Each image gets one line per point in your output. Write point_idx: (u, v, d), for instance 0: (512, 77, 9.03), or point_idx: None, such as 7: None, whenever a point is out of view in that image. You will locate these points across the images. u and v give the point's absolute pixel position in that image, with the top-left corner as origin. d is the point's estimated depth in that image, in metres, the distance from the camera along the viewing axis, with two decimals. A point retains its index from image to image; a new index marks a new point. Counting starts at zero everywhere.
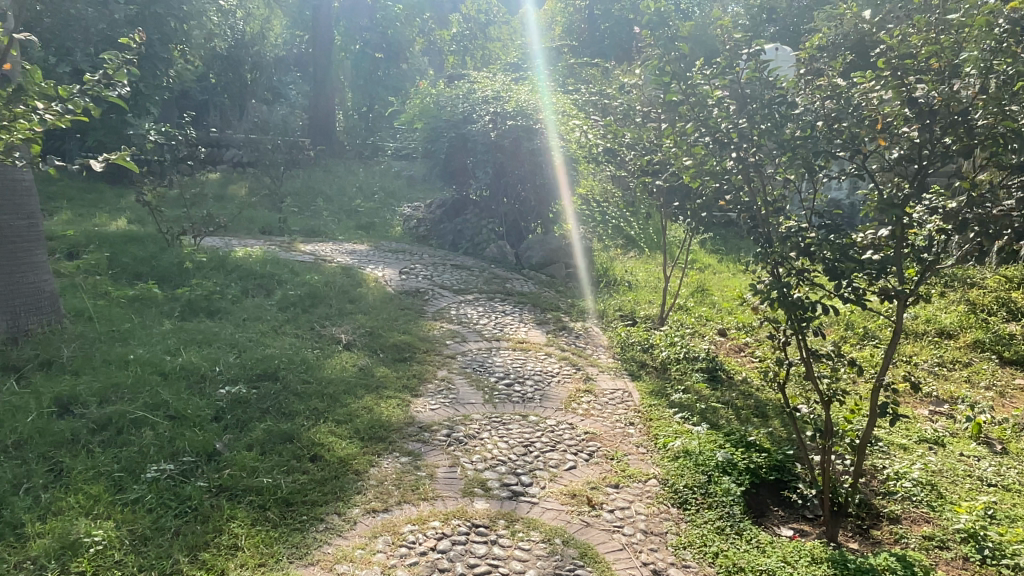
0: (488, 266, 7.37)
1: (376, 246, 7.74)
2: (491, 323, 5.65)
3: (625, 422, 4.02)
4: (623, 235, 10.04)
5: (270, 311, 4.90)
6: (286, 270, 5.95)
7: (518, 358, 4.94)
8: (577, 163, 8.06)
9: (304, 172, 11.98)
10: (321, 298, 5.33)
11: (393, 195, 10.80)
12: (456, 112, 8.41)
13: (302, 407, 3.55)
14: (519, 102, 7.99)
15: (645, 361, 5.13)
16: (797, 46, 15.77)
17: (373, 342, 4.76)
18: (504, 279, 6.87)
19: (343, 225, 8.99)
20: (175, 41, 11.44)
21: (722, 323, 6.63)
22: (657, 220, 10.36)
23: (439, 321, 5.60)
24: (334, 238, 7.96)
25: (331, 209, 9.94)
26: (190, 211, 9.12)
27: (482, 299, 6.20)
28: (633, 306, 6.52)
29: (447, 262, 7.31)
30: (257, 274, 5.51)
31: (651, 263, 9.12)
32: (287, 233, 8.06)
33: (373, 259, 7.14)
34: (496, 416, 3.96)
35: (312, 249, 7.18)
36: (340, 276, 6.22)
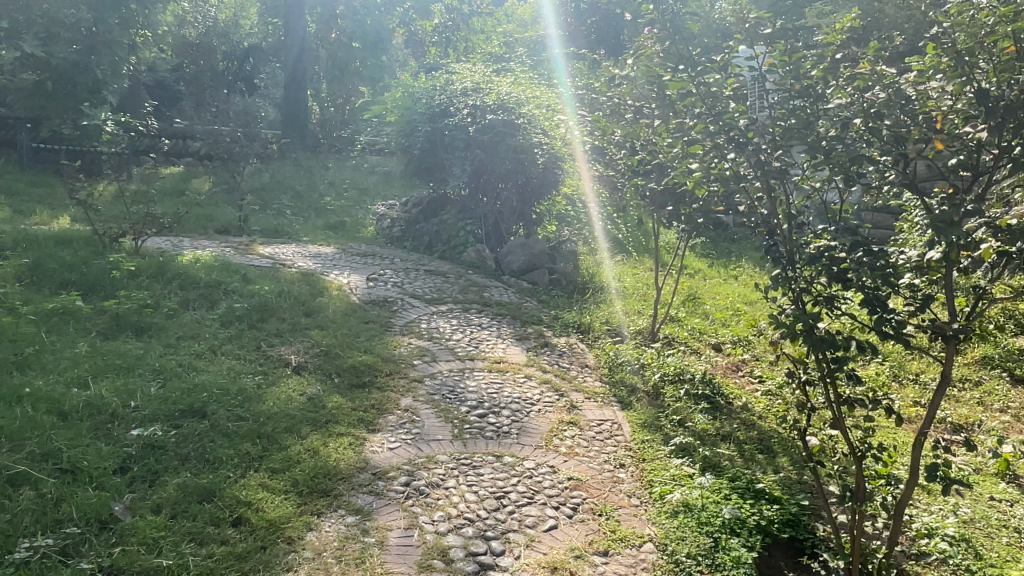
0: (465, 272, 6.80)
1: (344, 249, 7.14)
2: (465, 339, 5.08)
3: (615, 464, 3.49)
4: (610, 238, 9.53)
5: (210, 328, 4.30)
6: (237, 277, 5.34)
7: (493, 382, 4.39)
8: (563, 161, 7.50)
9: (274, 167, 11.34)
10: (272, 312, 4.74)
11: (367, 193, 10.19)
12: (432, 105, 7.81)
13: (230, 453, 2.98)
14: (499, 95, 7.40)
15: (636, 386, 4.60)
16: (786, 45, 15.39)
17: (328, 364, 4.17)
18: (481, 288, 6.29)
19: (311, 225, 8.38)
20: (134, 26, 10.72)
21: (716, 338, 6.12)
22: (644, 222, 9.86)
23: (406, 337, 5.02)
24: (298, 240, 7.36)
25: (300, 207, 9.32)
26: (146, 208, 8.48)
27: (456, 310, 5.63)
28: (620, 318, 5.99)
29: (419, 268, 6.74)
30: (201, 284, 4.90)
31: (638, 269, 8.60)
32: (248, 233, 7.45)
33: (339, 264, 6.55)
34: (465, 458, 3.41)
35: (272, 252, 6.57)
36: (299, 284, 5.63)
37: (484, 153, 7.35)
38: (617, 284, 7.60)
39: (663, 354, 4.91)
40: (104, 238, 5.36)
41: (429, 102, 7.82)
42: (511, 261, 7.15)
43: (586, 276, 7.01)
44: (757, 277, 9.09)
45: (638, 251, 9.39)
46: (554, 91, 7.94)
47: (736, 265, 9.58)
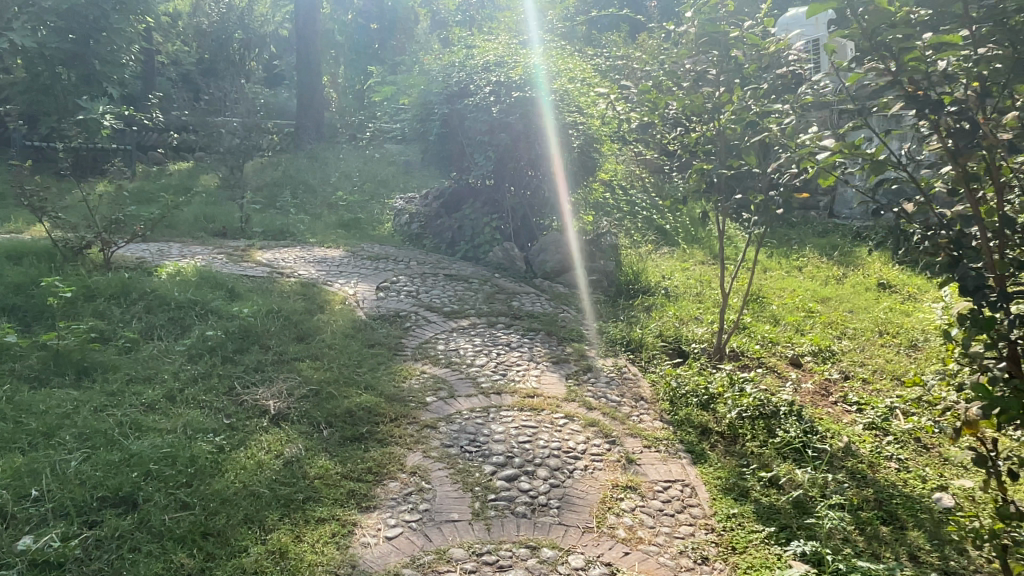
0: (490, 275, 5.90)
1: (354, 251, 6.28)
2: (491, 365, 4.16)
3: (691, 559, 2.57)
4: (653, 229, 8.58)
5: (173, 365, 3.45)
6: (220, 292, 4.50)
7: (526, 425, 3.48)
8: (601, 143, 6.53)
9: (286, 160, 10.57)
10: (255, 339, 3.86)
11: (384, 186, 9.33)
12: (449, 83, 6.79)
13: (155, 569, 2.15)
14: (527, 68, 6.40)
15: (706, 426, 3.64)
16: (833, 13, 14.23)
17: (315, 411, 3.27)
18: (511, 296, 5.36)
19: (321, 224, 7.55)
20: (133, 11, 10.00)
21: (790, 352, 5.13)
22: (691, 210, 8.86)
23: (419, 364, 4.11)
24: (303, 241, 6.53)
25: (311, 204, 8.51)
26: (142, 208, 7.76)
27: (481, 327, 4.70)
28: (675, 328, 5.02)
29: (439, 272, 5.85)
30: (173, 305, 4.06)
31: (687, 266, 7.60)
32: (247, 236, 6.64)
33: (345, 270, 5.69)
34: (489, 552, 2.50)
35: (269, 258, 5.72)
36: (295, 297, 4.78)
37: (509, 136, 6.34)
38: (666, 285, 6.65)
39: (738, 381, 3.92)
40: (65, 249, 4.58)
41: (446, 81, 6.82)
42: (544, 261, 6.21)
43: (632, 275, 6.04)
44: (823, 269, 8.04)
45: (687, 242, 8.42)
46: (585, 63, 6.96)
47: (798, 257, 8.54)
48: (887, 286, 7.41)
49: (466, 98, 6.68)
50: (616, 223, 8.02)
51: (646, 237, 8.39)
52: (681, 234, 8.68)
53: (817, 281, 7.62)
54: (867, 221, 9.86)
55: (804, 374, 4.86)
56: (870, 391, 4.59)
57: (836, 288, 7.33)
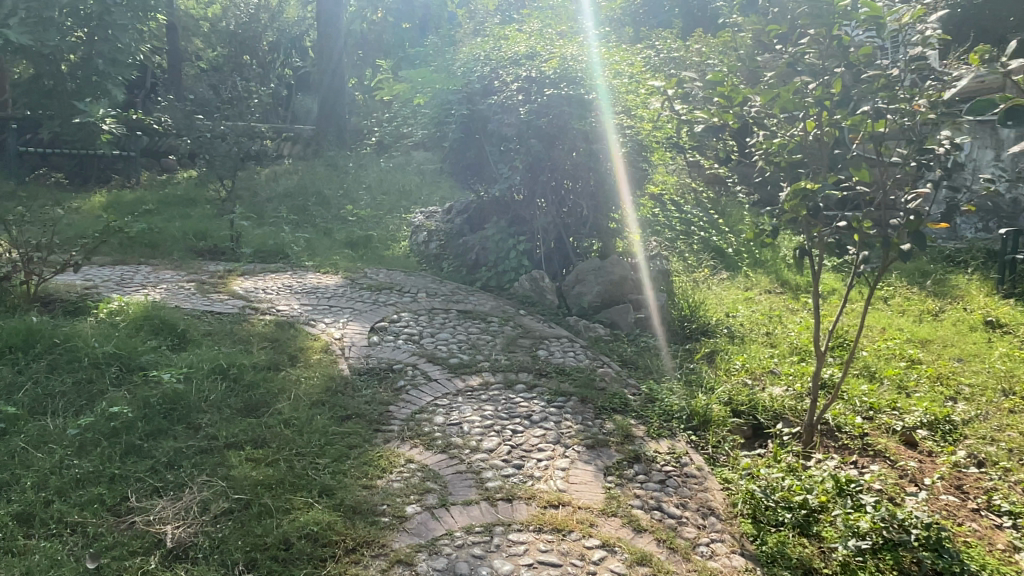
0: (515, 312, 4.83)
1: (354, 278, 5.27)
2: (503, 450, 3.07)
3: None
4: (709, 251, 7.41)
5: (47, 462, 2.45)
6: (163, 341, 3.53)
7: (545, 560, 2.39)
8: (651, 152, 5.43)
9: (302, 169, 9.71)
10: (183, 417, 2.86)
11: (404, 198, 8.36)
12: (469, 79, 5.67)
13: None
14: (563, 60, 5.28)
15: (810, 566, 2.49)
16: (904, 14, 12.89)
17: (233, 543, 2.24)
18: (536, 343, 4.26)
19: (326, 243, 6.59)
20: (143, 6, 9.26)
21: (899, 426, 3.93)
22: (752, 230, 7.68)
23: (406, 448, 3.05)
24: (297, 264, 5.57)
25: (320, 220, 7.58)
26: (131, 221, 6.94)
27: (495, 389, 3.62)
28: (751, 392, 3.90)
29: (451, 306, 4.81)
30: (85, 363, 3.09)
31: (752, 299, 6.41)
32: (236, 257, 5.72)
33: (337, 303, 4.68)
34: None
35: (246, 289, 4.74)
36: (263, 345, 3.79)
37: (540, 143, 5.22)
38: (729, 325, 5.50)
39: (850, 490, 2.75)
40: None
41: (466, 75, 5.69)
42: (583, 293, 5.12)
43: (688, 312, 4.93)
44: (914, 302, 6.76)
45: (749, 267, 7.23)
46: (631, 53, 5.81)
47: (882, 285, 7.26)
48: (998, 326, 6.10)
49: (490, 96, 5.57)
50: (667, 245, 6.88)
51: (701, 260, 7.21)
52: (741, 257, 7.48)
53: (909, 318, 6.35)
54: (958, 242, 8.50)
55: (925, 462, 3.63)
56: (1021, 489, 3.35)
57: (934, 328, 6.05)
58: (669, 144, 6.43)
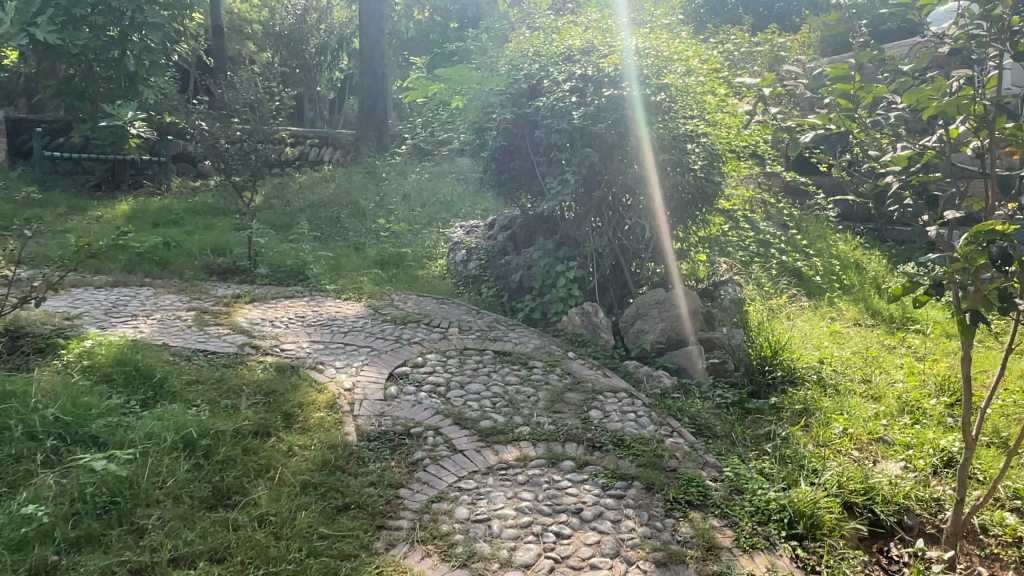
0: (563, 353, 4.05)
1: (377, 306, 4.57)
2: (544, 568, 2.29)
3: None
4: (786, 275, 6.52)
5: None
6: (127, 400, 2.90)
7: None
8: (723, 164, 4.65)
9: (339, 176, 9.13)
10: (122, 517, 2.21)
11: (444, 210, 7.68)
12: (515, 77, 4.82)
13: None
14: (628, 53, 4.44)
15: None
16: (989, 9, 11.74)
17: None
18: (589, 400, 3.46)
19: (354, 261, 5.94)
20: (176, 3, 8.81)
21: None
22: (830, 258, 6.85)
23: (416, 558, 2.30)
24: (316, 288, 4.92)
25: (352, 234, 6.98)
26: (150, 233, 6.44)
27: (535, 468, 2.85)
28: (868, 474, 3.08)
29: (487, 345, 4.06)
30: (18, 436, 2.49)
31: (841, 337, 5.49)
32: (251, 278, 5.11)
33: (354, 337, 3.98)
34: None
35: (250, 320, 4.08)
36: (253, 399, 3.10)
37: (597, 153, 4.40)
38: (819, 371, 4.61)
39: None
40: None
41: (511, 74, 4.87)
42: (645, 333, 4.32)
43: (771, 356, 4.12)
44: None
45: (832, 296, 6.32)
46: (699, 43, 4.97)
47: None
48: None
49: (538, 97, 4.72)
50: (739, 268, 6.01)
51: (777, 286, 6.30)
52: (823, 282, 6.54)
53: None
54: None
55: None
56: None
57: None
58: (746, 153, 5.55)
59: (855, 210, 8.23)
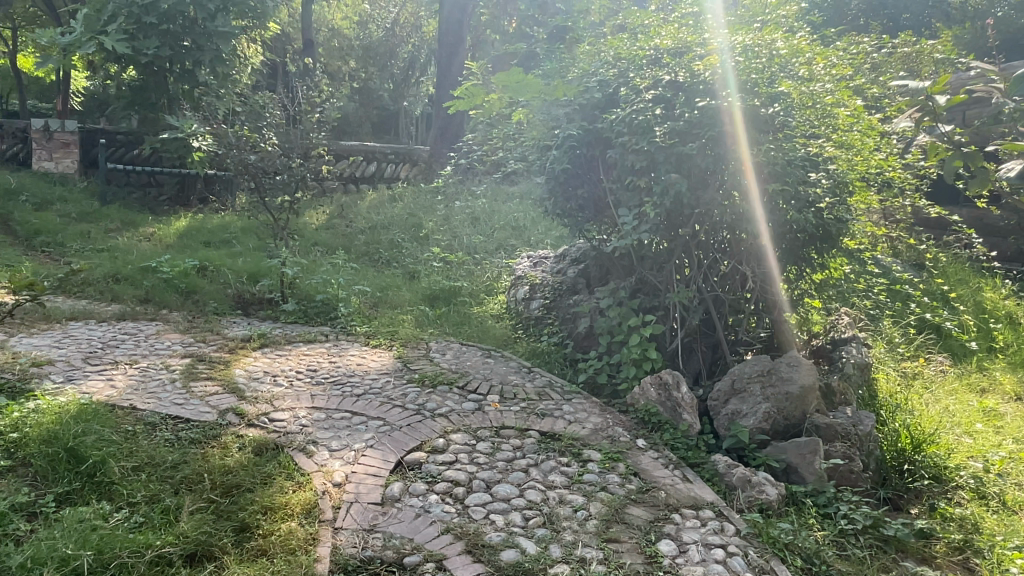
0: (631, 442, 3.10)
1: (407, 359, 3.78)
2: None
3: None
4: (923, 332, 5.28)
5: None
6: (33, 502, 2.23)
7: None
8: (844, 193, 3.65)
9: (407, 194, 8.53)
10: None
11: (514, 235, 6.88)
12: (587, 84, 3.84)
13: None
14: (733, 52, 3.45)
15: None
16: None
17: None
18: (657, 524, 2.51)
19: (401, 295, 5.22)
20: (248, 12, 8.44)
21: None
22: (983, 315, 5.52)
23: None
24: (345, 332, 4.18)
25: (408, 262, 6.30)
26: (194, 254, 5.99)
27: None
28: None
29: (532, 422, 3.17)
30: None
31: (1001, 419, 4.24)
32: (277, 317, 4.45)
33: (365, 404, 3.18)
34: None
35: (248, 374, 3.36)
36: (205, 501, 2.36)
37: (685, 180, 3.43)
38: (981, 477, 3.43)
39: None
40: None
41: (582, 81, 3.90)
42: (741, 416, 3.32)
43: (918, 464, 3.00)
44: None
45: (985, 362, 5.03)
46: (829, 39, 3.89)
47: None
48: None
49: (614, 109, 3.74)
50: (865, 324, 4.84)
51: (911, 344, 5.09)
52: (972, 340, 5.25)
53: None
54: None
55: None
56: None
57: None
58: (881, 184, 4.39)
59: (1008, 250, 6.81)
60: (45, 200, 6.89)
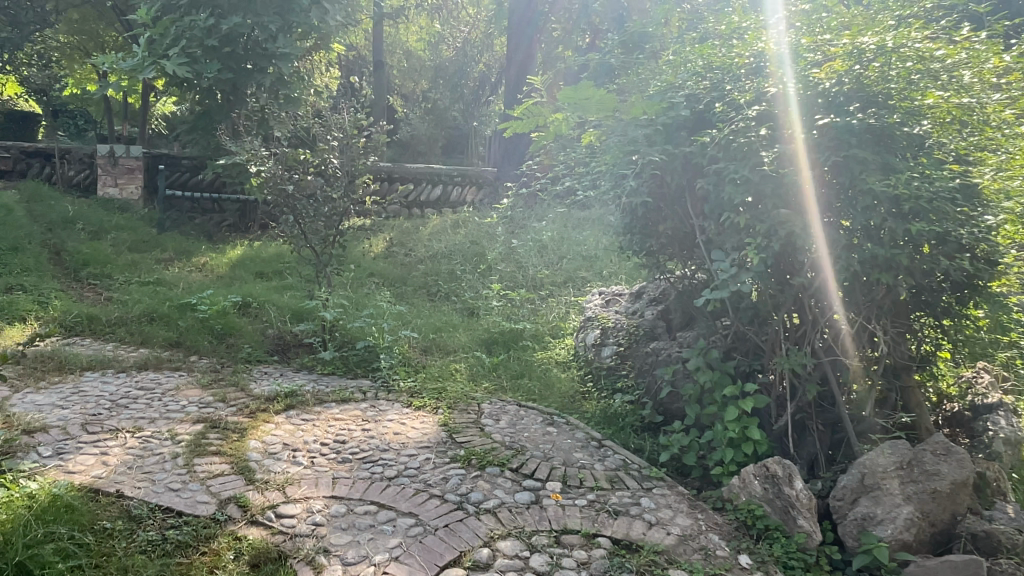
0: (731, 558, 2.39)
1: (454, 429, 3.18)
2: None
3: None
4: None
5: None
6: None
7: None
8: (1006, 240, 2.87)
9: (472, 220, 8.03)
10: None
11: (585, 267, 6.25)
12: (672, 99, 3.15)
13: None
14: (871, 55, 2.73)
15: None
16: None
17: None
18: None
19: (457, 339, 4.65)
20: (312, 32, 8.16)
21: None
22: None
23: None
24: (388, 389, 3.63)
25: (468, 297, 5.76)
26: (242, 287, 5.63)
27: None
28: None
29: (603, 526, 2.49)
30: None
31: None
32: (315, 368, 3.95)
33: (397, 493, 2.60)
34: None
35: (264, 450, 2.84)
36: None
37: (800, 218, 2.79)
38: None
39: None
40: None
41: (665, 94, 3.20)
42: (875, 524, 2.57)
43: None
44: None
45: None
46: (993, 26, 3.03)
47: None
48: None
49: (707, 129, 3.10)
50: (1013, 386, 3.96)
51: None
52: None
53: None
54: None
55: None
56: None
57: None
58: None
59: None
60: (102, 229, 6.72)
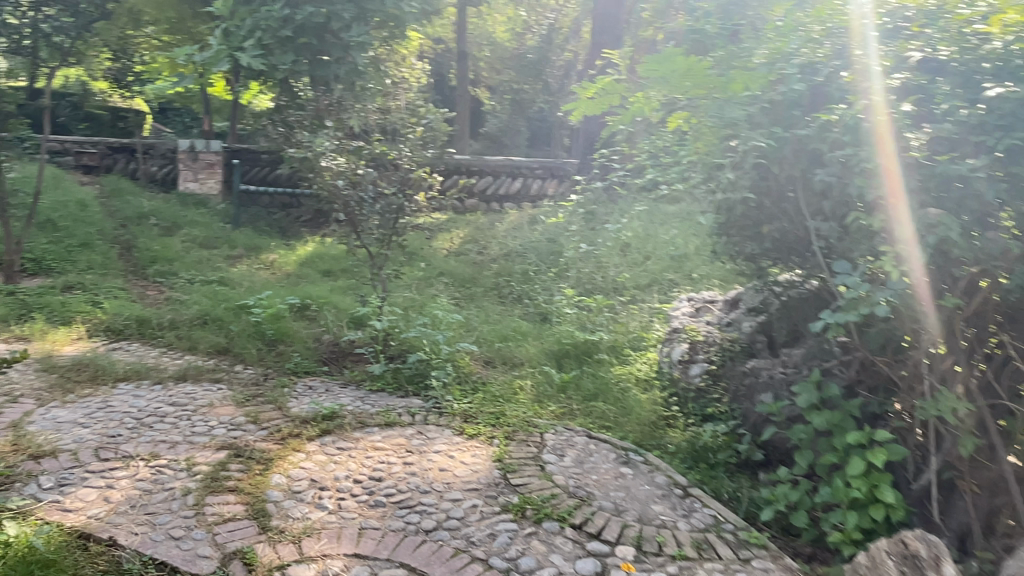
0: None
1: (509, 466, 2.70)
2: None
3: None
4: None
5: None
6: None
7: None
8: None
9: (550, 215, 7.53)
10: None
11: (673, 268, 5.64)
12: (784, 70, 2.54)
13: None
14: None
15: None
16: None
17: None
18: None
19: (525, 350, 4.18)
20: (388, 21, 7.86)
21: None
22: None
23: None
24: (440, 412, 3.20)
25: (542, 300, 5.27)
26: (305, 287, 5.37)
27: None
28: None
29: None
30: None
31: None
32: (364, 383, 3.57)
33: (432, 552, 2.14)
34: None
35: (287, 488, 2.45)
36: None
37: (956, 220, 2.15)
38: None
39: None
40: None
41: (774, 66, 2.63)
42: None
43: None
44: None
45: None
46: None
47: None
48: None
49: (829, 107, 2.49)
50: None
51: None
52: None
53: None
54: None
55: None
56: None
57: None
58: None
59: None
60: (176, 224, 6.66)
